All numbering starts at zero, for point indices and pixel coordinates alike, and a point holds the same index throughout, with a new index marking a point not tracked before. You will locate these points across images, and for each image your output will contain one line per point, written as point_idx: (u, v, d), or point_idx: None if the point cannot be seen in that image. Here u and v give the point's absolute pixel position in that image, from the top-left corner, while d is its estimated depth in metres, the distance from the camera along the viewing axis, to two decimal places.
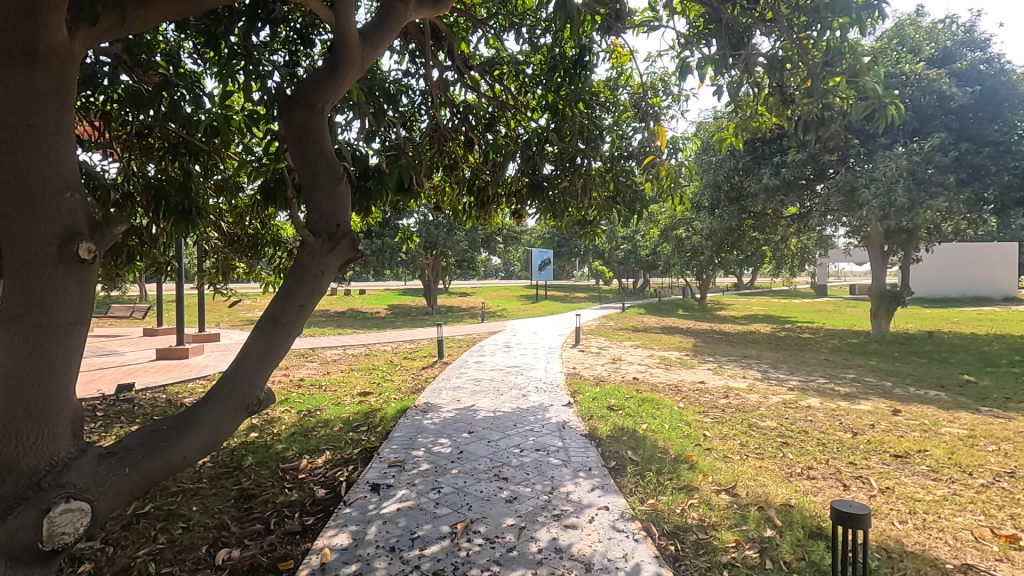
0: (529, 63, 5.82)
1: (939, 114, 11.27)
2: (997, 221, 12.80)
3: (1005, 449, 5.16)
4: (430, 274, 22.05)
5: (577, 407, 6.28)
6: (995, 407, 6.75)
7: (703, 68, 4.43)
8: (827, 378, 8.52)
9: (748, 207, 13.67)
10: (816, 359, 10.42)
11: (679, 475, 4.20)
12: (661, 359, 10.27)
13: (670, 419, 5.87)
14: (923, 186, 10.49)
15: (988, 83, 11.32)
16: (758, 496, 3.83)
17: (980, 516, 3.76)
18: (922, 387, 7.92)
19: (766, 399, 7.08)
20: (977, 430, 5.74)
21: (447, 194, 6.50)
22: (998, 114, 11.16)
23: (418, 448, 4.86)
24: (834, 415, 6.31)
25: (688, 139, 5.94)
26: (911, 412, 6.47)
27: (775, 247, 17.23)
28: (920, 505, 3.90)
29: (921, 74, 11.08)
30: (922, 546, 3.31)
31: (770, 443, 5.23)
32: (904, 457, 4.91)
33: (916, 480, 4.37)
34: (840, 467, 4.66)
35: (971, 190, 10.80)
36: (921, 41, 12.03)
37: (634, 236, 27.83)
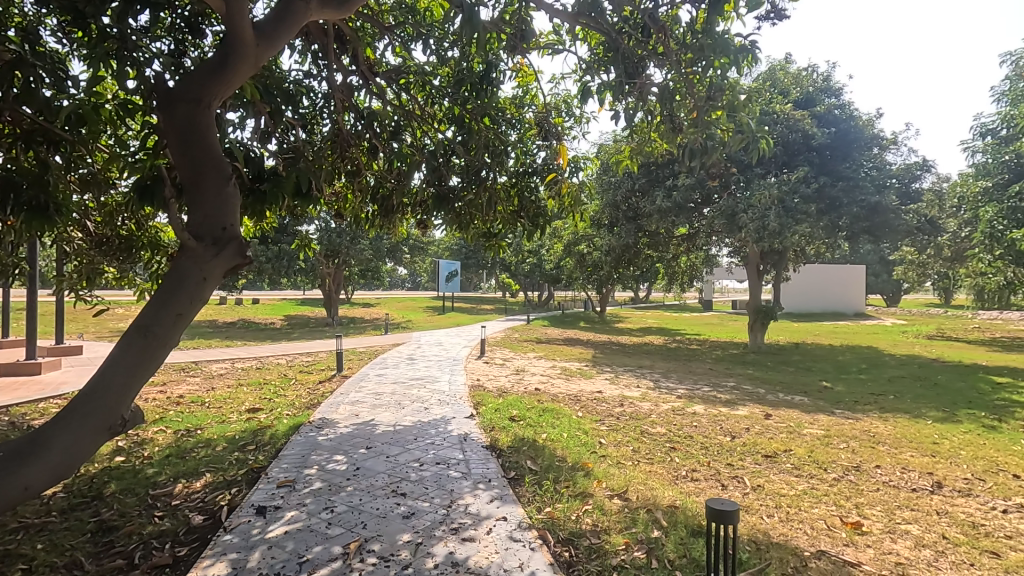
0: (436, 75, 5.85)
1: (803, 151, 12.72)
2: (849, 246, 14.64)
3: (853, 445, 5.90)
4: (332, 283, 21.26)
5: (479, 418, 6.29)
6: (846, 409, 7.67)
7: (602, 93, 4.74)
8: (710, 386, 9.25)
9: (643, 225, 14.52)
10: (702, 369, 11.28)
11: (575, 482, 4.34)
12: (562, 369, 10.59)
13: (569, 428, 6.03)
14: (791, 213, 11.78)
15: (842, 126, 12.83)
16: (647, 499, 4.06)
17: (833, 506, 4.24)
18: (789, 393, 8.83)
19: (657, 406, 7.53)
20: (831, 431, 6.49)
21: (349, 201, 6.31)
22: (849, 153, 12.81)
23: (310, 466, 4.61)
24: (715, 420, 6.85)
25: (589, 159, 6.23)
26: (780, 416, 7.17)
27: (668, 264, 18.46)
28: (785, 500, 4.33)
29: (788, 114, 12.39)
30: (785, 537, 3.68)
31: (660, 448, 5.56)
32: (773, 457, 5.43)
33: (782, 477, 4.86)
34: (719, 468, 5.05)
35: (828, 219, 12.26)
36: (790, 84, 13.45)
37: (540, 250, 28.63)
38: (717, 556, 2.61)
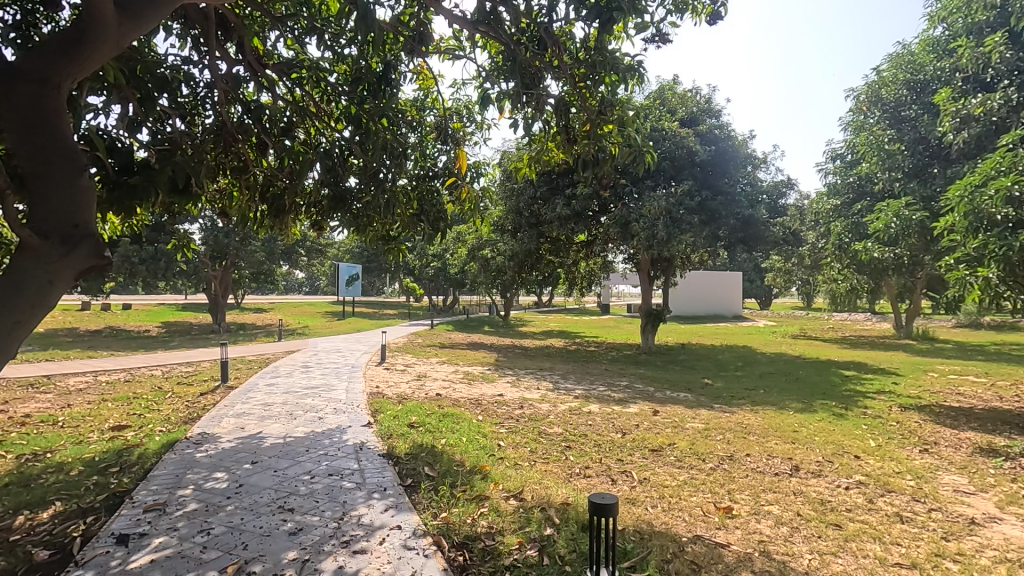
0: (333, 72, 5.65)
1: (688, 166, 13.75)
2: (727, 255, 16.04)
3: (728, 436, 6.47)
4: (218, 287, 19.70)
5: (377, 426, 6.12)
6: (723, 404, 8.39)
7: (501, 102, 4.84)
8: (606, 386, 9.71)
9: (544, 232, 14.95)
10: (598, 370, 11.81)
11: (472, 486, 4.36)
12: (464, 373, 10.60)
13: (468, 432, 6.04)
14: (678, 224, 12.71)
15: (721, 144, 13.96)
16: (541, 498, 4.17)
17: (709, 493, 4.62)
18: (675, 390, 9.49)
19: (555, 407, 7.77)
20: (710, 424, 7.07)
21: (234, 200, 5.89)
22: (727, 169, 14.05)
23: (185, 487, 4.23)
24: (609, 418, 7.20)
25: (490, 165, 6.32)
26: (666, 412, 7.69)
27: (568, 269, 19.12)
28: (667, 490, 4.65)
29: (675, 131, 13.36)
30: (666, 525, 3.95)
31: (556, 447, 5.74)
32: (658, 450, 5.81)
33: (666, 469, 5.21)
34: (610, 463, 5.32)
35: (709, 229, 13.35)
36: (677, 104, 14.51)
37: (444, 254, 28.48)
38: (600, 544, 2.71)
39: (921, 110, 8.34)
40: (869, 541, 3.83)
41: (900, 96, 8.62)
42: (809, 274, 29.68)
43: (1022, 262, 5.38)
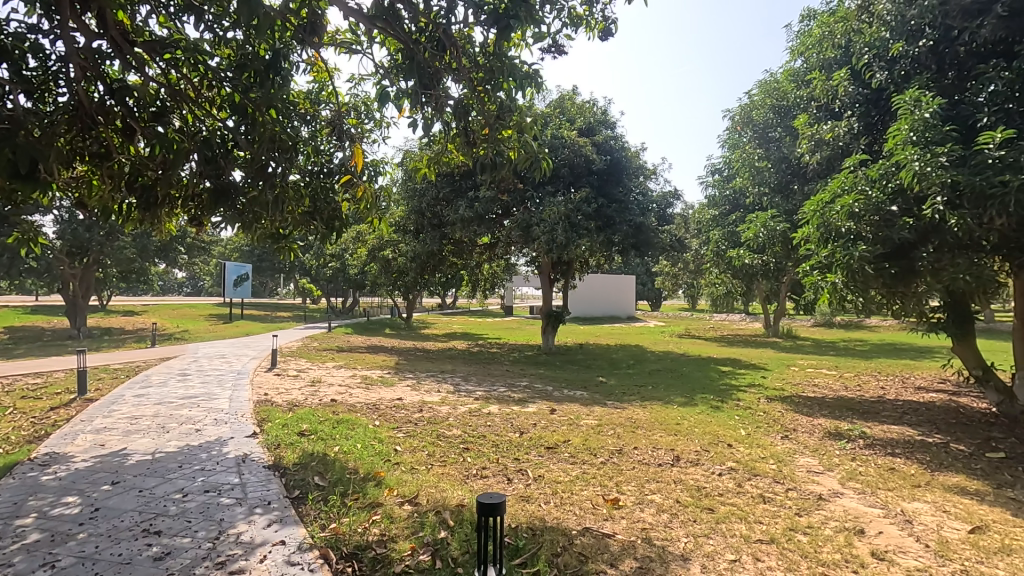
0: (214, 55, 5.24)
1: (585, 174, 14.35)
2: (621, 259, 16.92)
3: (619, 431, 6.82)
4: (77, 288, 17.48)
5: (263, 437, 5.75)
6: (615, 401, 8.84)
7: (399, 100, 4.75)
8: (506, 387, 9.85)
9: (447, 233, 14.90)
10: (499, 371, 11.95)
11: (365, 494, 4.23)
12: (362, 378, 10.26)
13: (363, 438, 5.86)
14: (576, 229, 13.23)
15: (616, 154, 14.68)
16: (436, 501, 4.14)
17: (598, 486, 4.85)
18: (572, 389, 9.85)
19: (455, 409, 7.75)
20: (603, 420, 7.42)
21: (96, 189, 5.28)
22: (621, 178, 14.82)
23: (25, 516, 3.70)
24: (507, 418, 7.31)
25: (389, 164, 6.19)
26: (563, 410, 7.95)
27: (471, 271, 19.17)
28: (560, 486, 4.81)
29: (573, 140, 13.91)
30: (558, 519, 4.09)
31: (454, 449, 5.73)
32: (553, 448, 6.00)
33: (560, 466, 5.39)
34: (507, 463, 5.40)
35: (604, 235, 14.02)
36: (576, 114, 15.09)
37: (343, 254, 27.39)
38: (491, 543, 2.74)
39: (784, 133, 9.33)
40: (736, 521, 4.21)
41: (767, 119, 9.88)
42: (693, 278, 32.14)
43: (861, 269, 6.06)
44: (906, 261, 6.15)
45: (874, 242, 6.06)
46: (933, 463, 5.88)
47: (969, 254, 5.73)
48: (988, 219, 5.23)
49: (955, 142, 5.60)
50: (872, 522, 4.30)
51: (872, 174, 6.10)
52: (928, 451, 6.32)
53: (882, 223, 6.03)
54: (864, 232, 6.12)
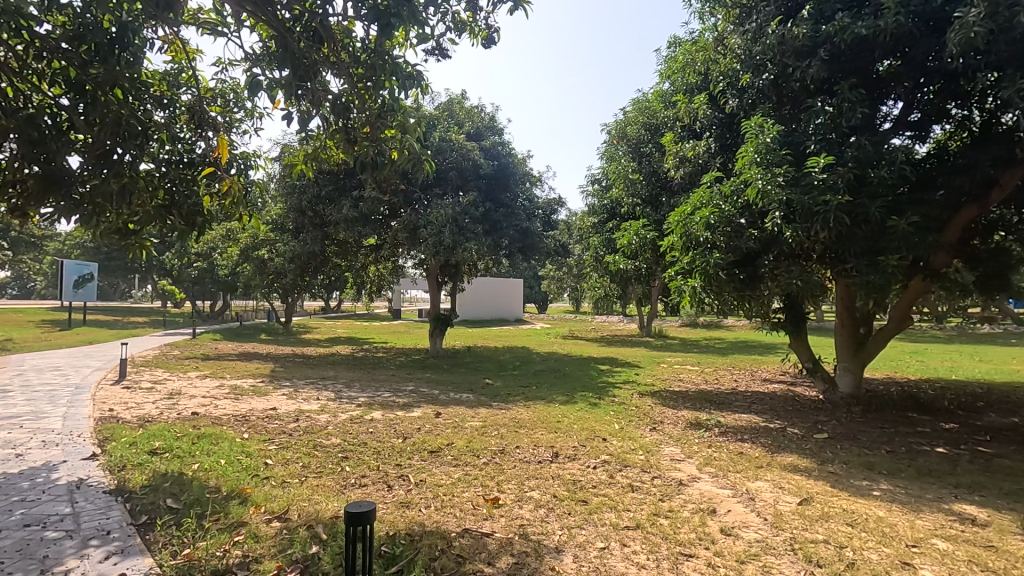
0: (46, 22, 4.58)
1: (473, 178, 14.48)
2: (508, 263, 17.28)
3: (502, 432, 6.95)
4: None
5: (105, 458, 5.08)
6: (500, 402, 8.99)
7: (271, 90, 4.47)
8: (391, 392, 9.62)
9: (330, 233, 14.25)
10: (384, 376, 11.64)
11: (227, 513, 3.90)
12: (231, 387, 9.46)
13: (228, 453, 5.40)
14: (463, 232, 13.31)
15: (503, 160, 14.97)
16: (309, 515, 3.93)
17: (479, 487, 4.90)
18: (458, 392, 9.86)
19: (334, 417, 7.42)
20: (487, 421, 7.51)
21: None
22: (508, 184, 15.16)
23: None
24: (391, 424, 7.14)
25: (261, 157, 5.79)
26: (448, 413, 7.94)
27: (356, 273, 18.49)
28: (441, 489, 4.79)
29: (461, 143, 14.01)
30: (437, 523, 4.07)
31: (331, 459, 5.48)
32: (437, 452, 5.96)
33: (442, 469, 5.37)
34: (387, 470, 5.28)
35: (492, 239, 14.24)
36: (464, 118, 15.19)
37: (212, 253, 25.09)
38: (363, 553, 2.68)
39: (654, 149, 10.11)
40: (607, 511, 4.48)
41: (641, 135, 10.53)
42: (577, 282, 33.70)
43: (715, 274, 6.80)
44: (751, 268, 6.96)
45: (727, 251, 6.78)
46: (772, 446, 6.70)
47: (799, 262, 6.62)
48: (814, 233, 6.08)
49: (789, 165, 6.43)
50: (723, 502, 4.79)
51: (725, 190, 6.82)
52: (769, 435, 7.18)
53: (733, 233, 6.77)
54: (718, 241, 6.82)
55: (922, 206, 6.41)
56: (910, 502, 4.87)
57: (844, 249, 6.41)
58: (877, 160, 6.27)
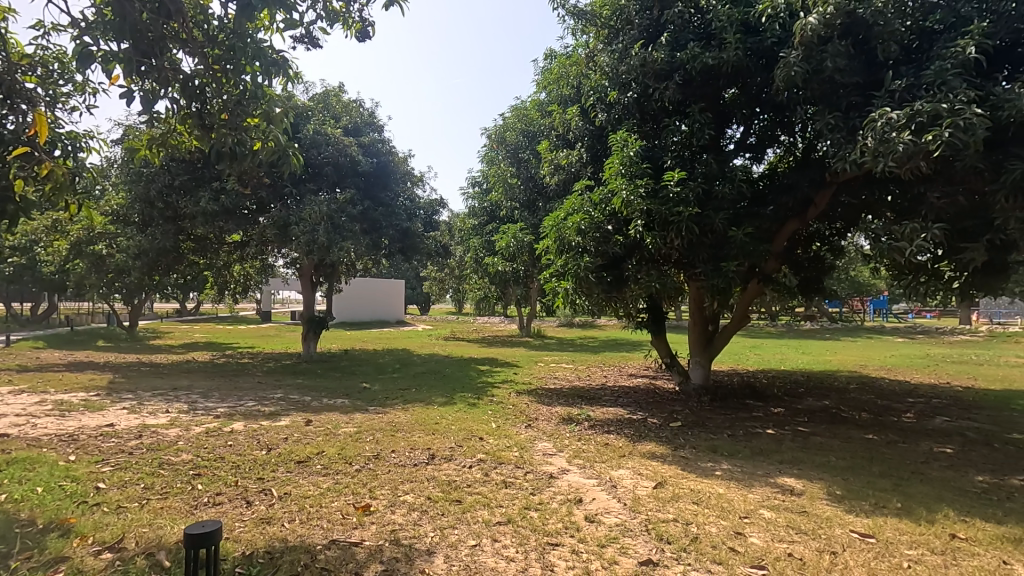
0: None
1: (351, 174, 13.94)
2: (388, 263, 16.85)
3: (378, 437, 6.76)
4: None
5: None
6: (377, 406, 8.74)
7: (105, 63, 3.93)
8: (255, 401, 8.92)
9: (185, 228, 12.89)
10: (249, 383, 10.76)
11: (43, 550, 3.37)
12: (55, 403, 8.16)
13: (47, 480, 4.65)
14: (339, 230, 12.79)
15: (382, 158, 14.59)
16: (149, 542, 3.52)
17: (350, 495, 4.72)
18: (332, 397, 9.42)
19: (187, 431, 6.71)
20: (361, 427, 7.26)
21: None
22: (388, 182, 14.79)
23: None
24: (253, 435, 6.63)
25: (94, 140, 5.06)
26: (319, 420, 7.54)
27: (218, 272, 16.90)
28: (308, 501, 4.55)
29: (338, 138, 13.43)
30: (302, 537, 3.86)
31: (180, 478, 4.95)
32: (305, 462, 5.65)
33: (310, 480, 5.09)
34: (247, 485, 4.89)
35: (370, 238, 13.80)
36: (341, 112, 14.56)
37: (33, 246, 21.46)
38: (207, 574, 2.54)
39: (531, 155, 10.48)
40: (480, 508, 4.55)
41: (519, 141, 10.92)
42: (458, 284, 33.81)
43: (585, 277, 7.22)
44: (617, 271, 7.48)
45: (595, 255, 7.23)
46: (635, 436, 7.25)
47: (658, 267, 7.24)
48: (669, 240, 6.69)
49: (650, 177, 7.01)
50: (588, 491, 5.10)
51: (594, 198, 7.25)
52: (632, 426, 7.77)
53: (601, 239, 7.23)
54: (588, 246, 7.24)
55: (756, 219, 7.34)
56: (744, 478, 5.55)
57: (694, 256, 7.13)
58: (721, 177, 7.07)
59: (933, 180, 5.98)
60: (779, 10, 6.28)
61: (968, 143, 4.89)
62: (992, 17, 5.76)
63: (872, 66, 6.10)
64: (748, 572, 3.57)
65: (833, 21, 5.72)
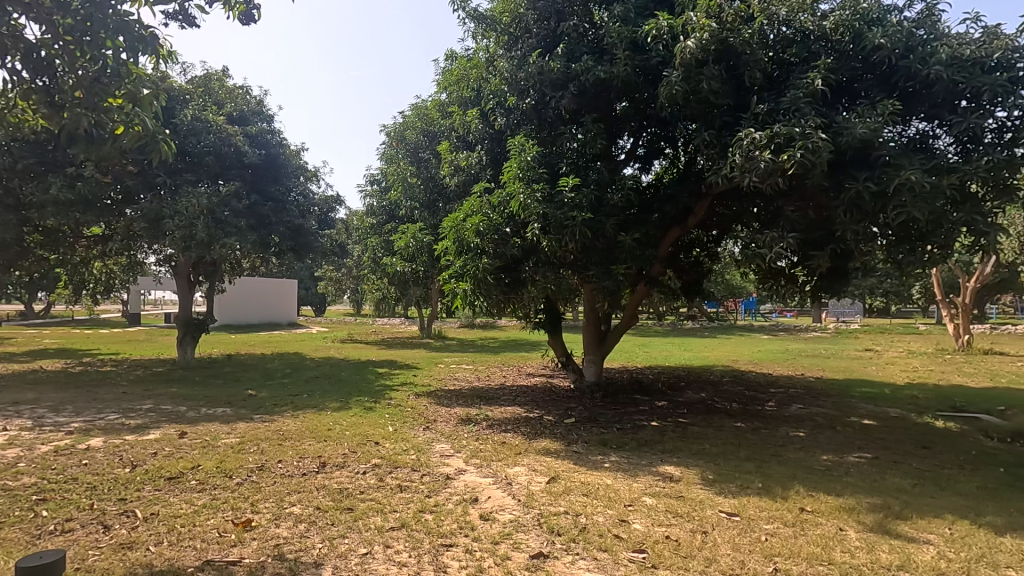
0: None
1: (236, 166, 12.96)
2: (278, 261, 15.85)
3: (263, 447, 6.34)
4: None
5: None
6: (263, 414, 8.19)
7: None
8: (119, 413, 8.00)
9: (32, 218, 11.27)
10: (112, 394, 9.60)
11: None
12: None
13: None
14: (221, 226, 11.89)
15: (272, 150, 13.73)
16: None
17: (228, 511, 4.39)
18: (212, 406, 8.69)
19: (30, 451, 5.87)
20: (245, 437, 6.78)
21: None
22: (278, 176, 13.94)
23: None
24: (115, 452, 5.95)
25: None
26: (196, 432, 6.93)
27: (74, 269, 14.93)
28: (179, 520, 4.17)
29: (221, 126, 12.45)
30: (170, 561, 3.54)
31: (19, 505, 4.32)
32: (177, 478, 5.16)
33: (183, 497, 4.67)
34: (106, 508, 4.38)
35: (258, 234, 12.91)
36: (224, 98, 13.51)
37: None
38: None
39: (432, 155, 10.44)
40: (373, 515, 4.43)
41: (419, 141, 10.83)
42: (356, 284, 32.65)
43: (483, 278, 7.28)
44: (515, 273, 7.62)
45: (493, 256, 7.33)
46: (531, 433, 7.43)
47: (554, 268, 7.46)
48: (564, 243, 6.93)
49: (546, 182, 7.23)
50: (484, 490, 5.15)
51: (492, 200, 7.34)
52: (529, 424, 7.96)
53: (499, 241, 7.34)
54: (486, 247, 7.32)
55: (643, 225, 7.84)
56: (630, 469, 5.91)
57: (587, 259, 7.44)
58: (612, 185, 7.46)
59: (789, 195, 6.76)
60: (662, 32, 6.71)
61: (816, 163, 5.57)
62: (835, 55, 6.61)
63: (740, 90, 6.75)
64: (629, 556, 3.81)
65: (708, 47, 6.26)
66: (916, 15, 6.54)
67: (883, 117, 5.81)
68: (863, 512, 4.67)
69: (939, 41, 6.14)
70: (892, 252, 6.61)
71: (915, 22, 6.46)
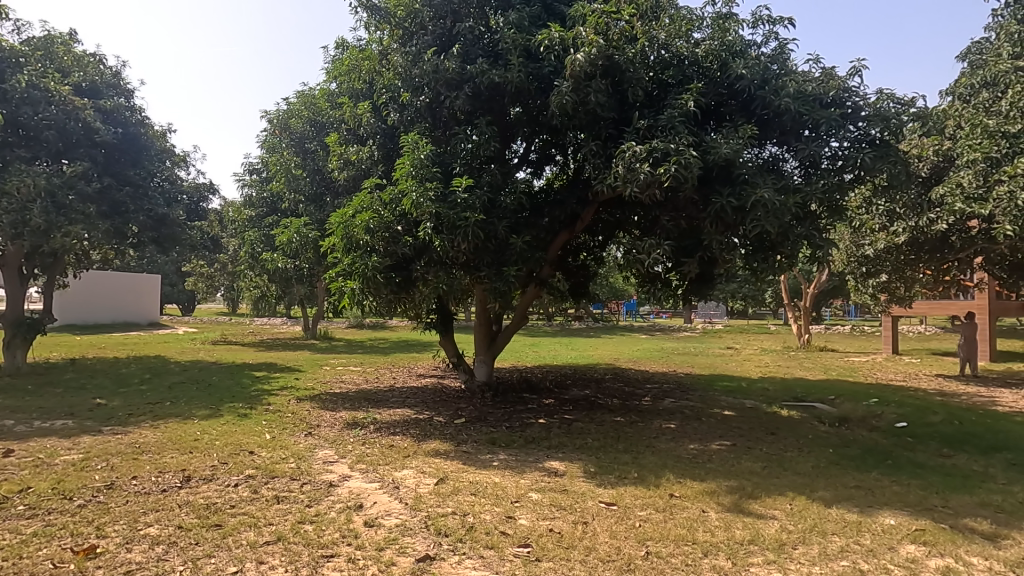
0: None
1: (84, 144, 11.36)
2: (135, 254, 14.12)
3: (113, 462, 5.62)
4: None
5: None
6: (114, 425, 7.25)
7: None
8: None
9: None
10: None
11: None
12: None
13: None
14: (63, 211, 10.37)
15: (130, 129, 12.24)
16: None
17: (66, 538, 3.83)
18: (48, 419, 7.54)
19: None
20: (91, 452, 5.96)
21: None
22: (137, 158, 12.42)
23: None
24: None
25: None
26: (26, 450, 5.97)
27: None
28: (1, 553, 3.58)
29: (66, 97, 10.87)
30: None
31: None
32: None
33: (6, 526, 4.00)
34: None
35: (110, 223, 11.39)
36: (70, 65, 11.82)
37: None
38: None
39: (318, 147, 9.92)
40: (245, 530, 4.11)
41: (305, 130, 10.23)
42: (232, 282, 30.06)
43: (372, 277, 7.04)
44: (405, 272, 7.46)
45: (384, 255, 7.14)
46: (420, 435, 7.33)
47: (445, 268, 7.40)
48: (456, 243, 6.92)
49: (439, 182, 7.17)
50: (369, 495, 4.99)
51: (383, 197, 7.15)
52: (419, 425, 7.85)
53: (390, 239, 7.15)
54: (376, 245, 7.10)
55: (533, 228, 8.05)
56: (517, 466, 6.04)
57: (478, 260, 7.50)
58: (505, 188, 7.61)
59: (664, 206, 7.30)
60: (554, 43, 6.98)
61: (687, 178, 6.09)
62: (705, 81, 7.31)
63: (623, 105, 7.19)
64: (514, 552, 3.90)
65: (596, 61, 6.59)
66: (771, 51, 7.42)
67: (742, 139, 6.51)
68: (722, 494, 5.19)
69: (788, 77, 7.03)
70: (750, 261, 7.34)
71: (770, 58, 7.34)
